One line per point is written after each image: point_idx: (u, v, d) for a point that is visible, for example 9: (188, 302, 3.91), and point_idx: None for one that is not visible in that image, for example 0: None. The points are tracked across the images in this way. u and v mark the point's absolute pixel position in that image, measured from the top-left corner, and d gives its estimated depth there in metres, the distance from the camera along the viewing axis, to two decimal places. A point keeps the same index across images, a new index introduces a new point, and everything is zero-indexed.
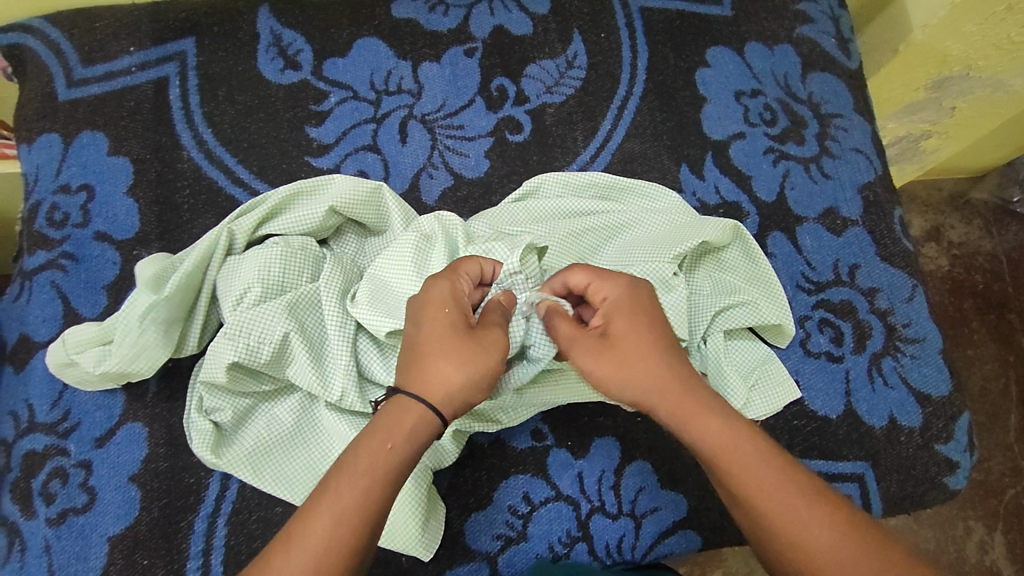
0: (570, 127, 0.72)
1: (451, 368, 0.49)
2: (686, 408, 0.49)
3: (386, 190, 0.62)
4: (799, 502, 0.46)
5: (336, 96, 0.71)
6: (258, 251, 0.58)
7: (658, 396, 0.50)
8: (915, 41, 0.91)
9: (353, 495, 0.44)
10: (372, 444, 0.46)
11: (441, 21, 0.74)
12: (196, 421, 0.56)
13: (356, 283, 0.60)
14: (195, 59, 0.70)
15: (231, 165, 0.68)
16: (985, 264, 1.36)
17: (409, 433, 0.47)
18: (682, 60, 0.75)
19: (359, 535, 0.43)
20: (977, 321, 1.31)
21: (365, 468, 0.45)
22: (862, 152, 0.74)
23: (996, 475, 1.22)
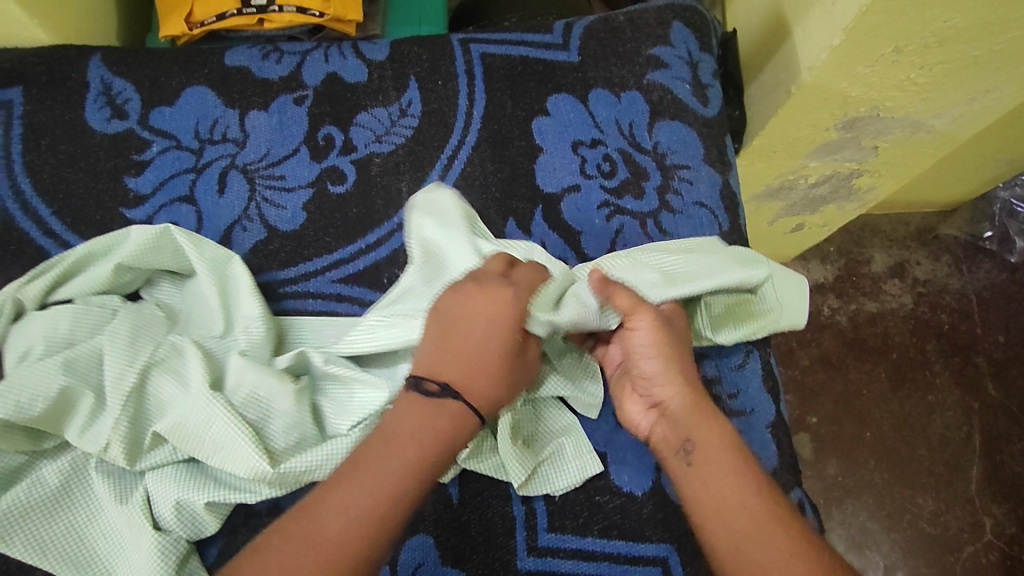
0: (396, 177, 0.70)
1: (487, 384, 0.54)
2: (716, 444, 0.52)
3: (178, 232, 0.62)
4: (758, 527, 0.48)
5: (159, 145, 0.70)
6: (50, 311, 0.58)
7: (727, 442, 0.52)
8: (805, 82, 0.85)
9: (386, 472, 0.49)
10: (402, 428, 0.51)
11: (273, 69, 0.73)
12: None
13: (154, 333, 0.59)
14: (21, 108, 0.70)
15: (44, 216, 0.67)
16: (952, 303, 1.29)
17: (442, 429, 0.52)
18: (520, 108, 0.72)
19: (377, 520, 0.48)
20: (941, 364, 1.25)
21: (411, 459, 0.50)
22: (706, 207, 0.70)
23: (954, 530, 1.15)
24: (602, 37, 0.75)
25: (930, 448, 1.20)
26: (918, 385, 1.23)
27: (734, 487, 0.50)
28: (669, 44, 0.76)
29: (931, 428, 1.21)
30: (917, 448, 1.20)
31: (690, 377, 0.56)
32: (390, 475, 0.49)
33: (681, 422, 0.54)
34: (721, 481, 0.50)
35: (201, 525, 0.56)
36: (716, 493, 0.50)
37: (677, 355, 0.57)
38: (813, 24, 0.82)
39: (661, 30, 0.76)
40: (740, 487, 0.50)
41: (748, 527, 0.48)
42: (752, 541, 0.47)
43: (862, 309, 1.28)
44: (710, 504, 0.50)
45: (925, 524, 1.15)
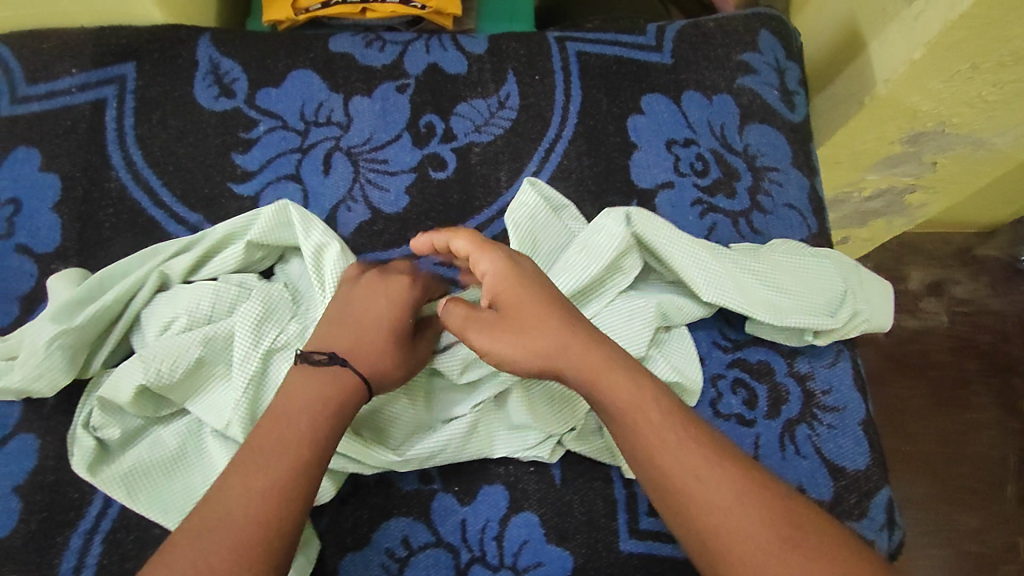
0: (495, 166, 0.72)
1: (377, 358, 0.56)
2: (642, 407, 0.52)
3: (312, 221, 0.62)
4: (716, 489, 0.49)
5: (265, 125, 0.72)
6: (195, 286, 0.60)
7: (645, 409, 0.52)
8: (880, 95, 0.87)
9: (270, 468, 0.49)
10: (272, 421, 0.51)
11: (376, 57, 0.75)
12: (80, 436, 0.58)
13: (284, 317, 0.60)
14: (134, 83, 0.72)
15: (156, 187, 0.69)
16: (992, 323, 1.31)
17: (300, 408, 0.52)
18: (615, 106, 0.75)
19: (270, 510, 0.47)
20: (981, 384, 1.26)
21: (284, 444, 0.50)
22: (795, 209, 0.72)
23: (994, 549, 1.16)
24: (695, 40, 0.77)
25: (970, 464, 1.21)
26: (957, 404, 1.24)
27: (670, 455, 0.50)
28: (757, 50, 0.77)
29: (973, 443, 1.22)
30: (958, 466, 1.21)
31: (589, 340, 0.54)
32: (273, 481, 0.48)
33: (580, 381, 0.53)
34: (661, 447, 0.51)
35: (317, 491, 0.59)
36: (664, 464, 0.50)
37: (529, 305, 0.55)
38: (890, 38, 0.84)
39: (749, 37, 0.78)
40: (688, 460, 0.50)
41: (690, 497, 0.49)
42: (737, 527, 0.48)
43: (904, 326, 1.30)
44: (646, 459, 0.51)
45: (968, 542, 1.15)
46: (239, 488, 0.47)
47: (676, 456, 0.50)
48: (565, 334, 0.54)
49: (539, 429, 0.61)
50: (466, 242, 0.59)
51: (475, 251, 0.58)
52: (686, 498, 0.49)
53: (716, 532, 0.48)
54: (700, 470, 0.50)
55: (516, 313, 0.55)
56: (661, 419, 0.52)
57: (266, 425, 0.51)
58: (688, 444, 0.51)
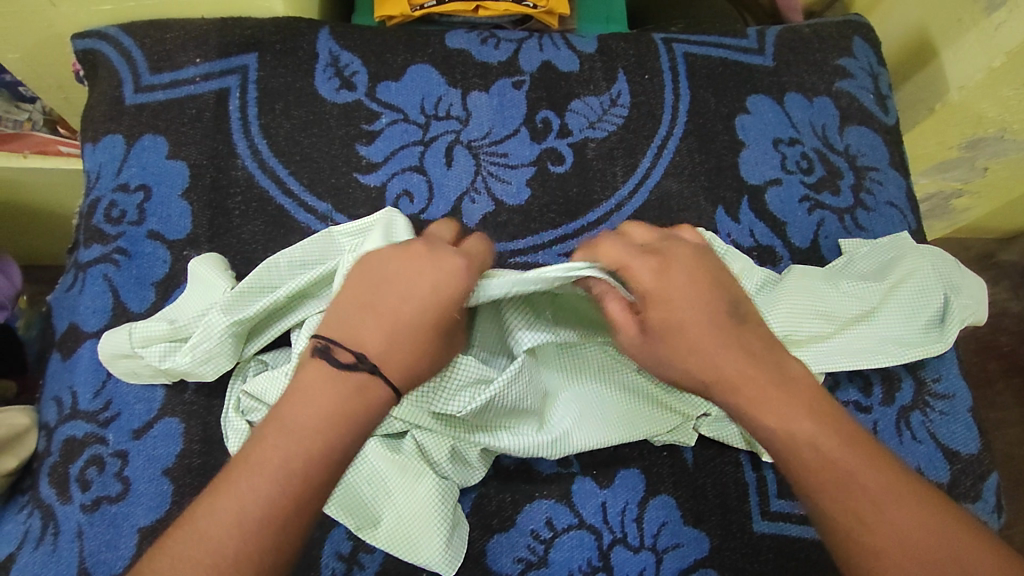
0: (610, 161, 0.74)
1: (410, 361, 0.50)
2: (784, 411, 0.49)
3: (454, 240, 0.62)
4: (872, 493, 0.45)
5: (387, 117, 0.73)
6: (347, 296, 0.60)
7: (797, 416, 0.48)
8: (953, 101, 0.88)
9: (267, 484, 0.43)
10: (285, 431, 0.45)
11: (492, 53, 0.77)
12: (233, 420, 0.59)
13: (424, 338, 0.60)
14: (256, 73, 0.73)
15: (282, 176, 0.70)
16: (1013, 326, 1.17)
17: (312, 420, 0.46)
18: (722, 106, 0.77)
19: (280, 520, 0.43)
20: (1004, 385, 1.13)
21: (287, 457, 0.44)
22: (896, 207, 0.76)
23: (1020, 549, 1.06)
24: (794, 45, 0.81)
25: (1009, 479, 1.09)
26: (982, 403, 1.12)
27: (825, 456, 0.47)
28: (853, 55, 0.81)
29: (997, 442, 1.10)
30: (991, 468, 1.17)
31: (731, 341, 0.52)
32: (267, 496, 0.43)
33: (729, 394, 0.50)
34: (813, 455, 0.47)
35: (469, 472, 0.61)
36: (817, 467, 0.47)
37: (687, 309, 0.53)
38: (968, 46, 0.85)
39: (844, 42, 0.82)
40: (835, 460, 0.47)
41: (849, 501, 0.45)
42: (884, 523, 0.44)
43: None
44: (806, 480, 0.47)
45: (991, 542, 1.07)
46: (230, 501, 0.43)
47: (840, 481, 0.46)
48: (704, 332, 0.52)
49: (675, 413, 0.64)
50: (646, 237, 0.58)
51: (665, 240, 0.57)
52: (848, 522, 0.45)
53: (875, 535, 0.44)
54: (858, 473, 0.46)
55: (664, 307, 0.53)
56: (813, 423, 0.48)
57: (277, 438, 0.45)
58: (836, 445, 0.47)
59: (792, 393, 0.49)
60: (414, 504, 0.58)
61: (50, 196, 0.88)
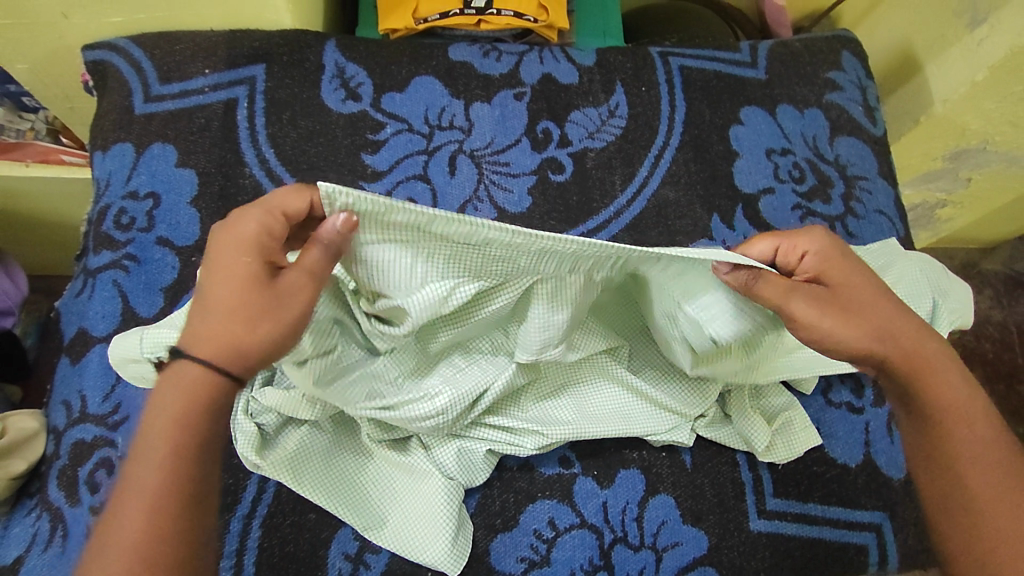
0: (609, 171, 0.76)
1: (217, 330, 0.44)
2: (950, 398, 0.50)
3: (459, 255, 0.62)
4: (1008, 494, 0.47)
5: (392, 127, 0.75)
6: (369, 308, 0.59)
7: (962, 406, 0.50)
8: (936, 113, 0.91)
9: (157, 482, 0.41)
10: (158, 429, 0.42)
11: (494, 66, 0.79)
12: (242, 423, 0.57)
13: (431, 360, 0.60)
14: (263, 84, 0.74)
15: (290, 184, 0.72)
16: (995, 333, 1.20)
17: (185, 408, 0.43)
18: (717, 117, 0.80)
19: (165, 520, 0.40)
20: (987, 390, 1.16)
21: (167, 454, 0.42)
22: (885, 215, 0.78)
23: None
24: (786, 59, 0.84)
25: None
26: None
27: (971, 447, 0.49)
28: (841, 69, 0.84)
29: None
30: None
31: (906, 326, 0.52)
32: (162, 496, 0.41)
33: (905, 367, 0.51)
34: (965, 445, 0.49)
35: (475, 472, 0.62)
36: (964, 454, 0.49)
37: (864, 288, 0.53)
38: (951, 61, 0.88)
39: (833, 56, 0.85)
40: (980, 458, 0.48)
41: (986, 491, 0.47)
42: (1012, 519, 0.46)
43: None
44: (948, 462, 0.49)
45: None
46: (129, 510, 0.40)
47: (979, 466, 0.48)
48: (874, 318, 0.52)
49: (676, 413, 0.64)
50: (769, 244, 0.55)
51: (790, 241, 0.55)
52: (969, 499, 0.47)
53: (999, 526, 0.46)
54: (1005, 472, 0.48)
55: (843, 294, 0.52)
56: (972, 418, 0.50)
57: (150, 441, 0.42)
58: (990, 445, 0.49)
59: (960, 387, 0.51)
60: (419, 506, 0.60)
61: (54, 204, 0.89)
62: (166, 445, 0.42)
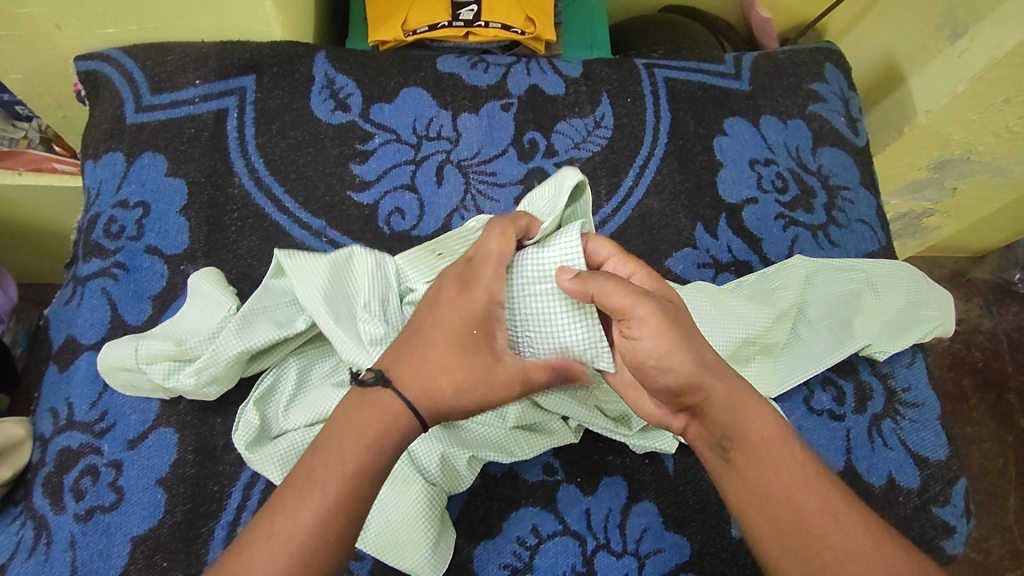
0: (594, 181, 0.77)
1: (441, 378, 0.51)
2: (764, 427, 0.49)
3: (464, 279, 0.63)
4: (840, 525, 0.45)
5: (380, 138, 0.76)
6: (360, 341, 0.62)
7: (768, 433, 0.48)
8: (919, 124, 0.92)
9: (332, 493, 0.45)
10: (337, 446, 0.47)
11: (481, 77, 0.80)
12: (247, 412, 0.60)
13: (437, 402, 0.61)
14: (253, 95, 0.75)
15: (278, 194, 0.73)
16: (985, 342, 1.21)
17: (366, 432, 0.48)
18: (701, 128, 0.81)
19: (329, 529, 0.44)
20: (977, 399, 1.16)
21: (341, 471, 0.46)
22: (866, 224, 0.79)
23: (995, 557, 1.08)
24: (769, 71, 0.85)
25: (979, 491, 1.11)
26: (954, 417, 1.15)
27: (795, 476, 0.47)
28: (824, 81, 0.86)
29: (971, 457, 1.12)
30: None
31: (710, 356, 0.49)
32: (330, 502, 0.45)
33: (723, 407, 0.48)
34: (793, 477, 0.47)
35: (456, 478, 0.62)
36: (769, 479, 0.47)
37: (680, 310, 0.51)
38: (933, 73, 0.90)
39: (816, 68, 0.86)
40: (812, 489, 0.47)
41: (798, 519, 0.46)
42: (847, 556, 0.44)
43: None
44: (771, 493, 0.47)
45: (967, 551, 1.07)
46: (299, 514, 0.44)
47: (790, 504, 0.46)
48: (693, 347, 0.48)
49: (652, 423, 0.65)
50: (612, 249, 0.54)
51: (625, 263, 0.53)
52: (793, 538, 0.45)
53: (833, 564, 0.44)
54: (816, 500, 0.46)
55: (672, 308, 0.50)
56: (785, 441, 0.48)
57: (324, 458, 0.47)
58: (805, 471, 0.47)
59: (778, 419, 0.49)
60: (404, 511, 0.60)
61: (45, 212, 0.89)
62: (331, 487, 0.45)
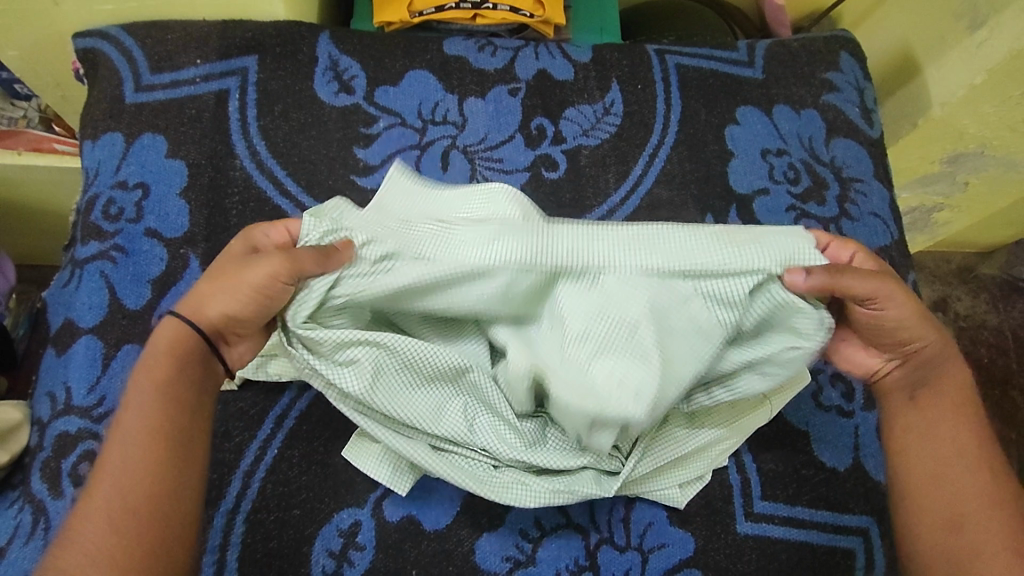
0: (604, 169, 0.76)
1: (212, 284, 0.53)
2: (962, 437, 0.54)
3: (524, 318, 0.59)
4: (979, 520, 0.51)
5: (385, 121, 0.74)
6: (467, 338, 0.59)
7: (976, 452, 0.54)
8: (934, 116, 0.90)
9: (138, 424, 0.48)
10: (148, 369, 0.50)
11: (489, 61, 0.78)
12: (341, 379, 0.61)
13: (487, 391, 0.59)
14: (255, 75, 0.74)
15: (280, 177, 0.71)
16: (990, 338, 1.20)
17: (167, 347, 0.51)
18: (713, 116, 0.79)
19: (156, 446, 0.48)
20: (982, 395, 1.15)
21: (134, 406, 0.49)
22: (879, 217, 0.78)
23: None
24: (783, 59, 0.83)
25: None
26: None
27: (954, 468, 0.53)
28: (839, 70, 0.84)
29: None
30: None
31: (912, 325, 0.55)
32: (140, 429, 0.48)
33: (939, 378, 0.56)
34: (951, 472, 0.53)
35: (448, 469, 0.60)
36: (946, 464, 0.54)
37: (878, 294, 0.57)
38: (949, 64, 0.87)
39: (831, 57, 0.84)
40: (980, 492, 0.52)
41: (951, 503, 0.52)
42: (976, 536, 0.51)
43: None
44: (917, 475, 0.54)
45: None
46: (114, 455, 0.47)
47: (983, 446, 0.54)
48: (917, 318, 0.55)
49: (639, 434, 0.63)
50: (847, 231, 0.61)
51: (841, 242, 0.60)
52: (928, 467, 0.54)
53: (962, 546, 0.51)
54: (968, 498, 0.52)
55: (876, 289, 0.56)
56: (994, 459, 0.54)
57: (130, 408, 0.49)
58: (962, 476, 0.53)
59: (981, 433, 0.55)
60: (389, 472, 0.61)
61: (43, 192, 0.88)
62: (138, 411, 0.49)
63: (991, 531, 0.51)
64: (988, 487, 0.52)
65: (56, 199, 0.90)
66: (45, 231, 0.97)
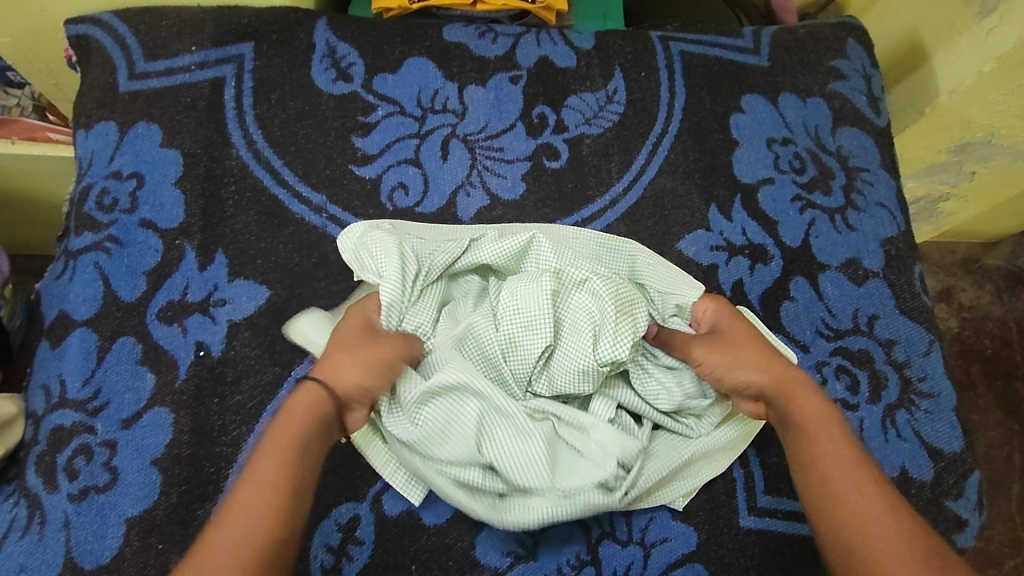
0: (606, 158, 0.74)
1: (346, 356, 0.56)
2: (830, 450, 0.55)
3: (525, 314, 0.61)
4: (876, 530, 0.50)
5: (383, 110, 0.73)
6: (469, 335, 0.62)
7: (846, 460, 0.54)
8: (942, 104, 0.88)
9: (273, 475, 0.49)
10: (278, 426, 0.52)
11: (489, 48, 0.77)
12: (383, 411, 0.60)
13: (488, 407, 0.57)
14: (251, 63, 0.72)
15: (277, 166, 0.70)
16: (994, 329, 1.19)
17: (306, 410, 0.53)
18: (718, 104, 0.78)
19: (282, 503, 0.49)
20: (985, 387, 1.14)
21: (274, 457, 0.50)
22: (886, 208, 0.77)
23: (996, 544, 1.06)
24: (789, 46, 0.82)
25: (983, 480, 1.10)
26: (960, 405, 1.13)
27: (844, 481, 0.53)
28: (847, 58, 0.82)
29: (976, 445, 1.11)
30: None
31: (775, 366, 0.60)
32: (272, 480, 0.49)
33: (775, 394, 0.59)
34: (845, 487, 0.53)
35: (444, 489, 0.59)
36: (834, 478, 0.53)
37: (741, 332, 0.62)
38: (958, 51, 0.86)
39: (838, 44, 0.83)
40: (870, 499, 0.52)
41: (857, 518, 0.51)
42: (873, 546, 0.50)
43: None
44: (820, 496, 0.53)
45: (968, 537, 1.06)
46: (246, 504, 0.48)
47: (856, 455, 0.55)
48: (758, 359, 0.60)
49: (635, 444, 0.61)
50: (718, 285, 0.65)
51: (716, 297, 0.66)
52: (824, 486, 0.53)
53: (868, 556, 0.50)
54: (860, 510, 0.51)
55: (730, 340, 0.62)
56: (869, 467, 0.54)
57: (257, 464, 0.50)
58: (858, 489, 0.52)
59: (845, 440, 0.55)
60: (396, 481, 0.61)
61: (37, 182, 0.87)
62: (272, 463, 0.50)
63: (888, 535, 0.50)
64: (879, 495, 0.52)
65: (50, 189, 0.89)
66: (39, 221, 0.96)
